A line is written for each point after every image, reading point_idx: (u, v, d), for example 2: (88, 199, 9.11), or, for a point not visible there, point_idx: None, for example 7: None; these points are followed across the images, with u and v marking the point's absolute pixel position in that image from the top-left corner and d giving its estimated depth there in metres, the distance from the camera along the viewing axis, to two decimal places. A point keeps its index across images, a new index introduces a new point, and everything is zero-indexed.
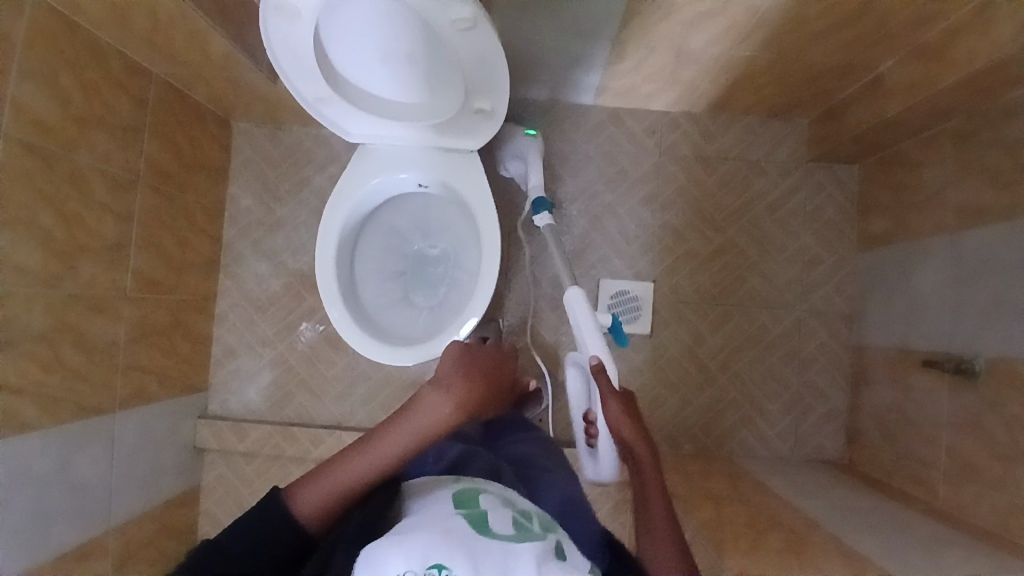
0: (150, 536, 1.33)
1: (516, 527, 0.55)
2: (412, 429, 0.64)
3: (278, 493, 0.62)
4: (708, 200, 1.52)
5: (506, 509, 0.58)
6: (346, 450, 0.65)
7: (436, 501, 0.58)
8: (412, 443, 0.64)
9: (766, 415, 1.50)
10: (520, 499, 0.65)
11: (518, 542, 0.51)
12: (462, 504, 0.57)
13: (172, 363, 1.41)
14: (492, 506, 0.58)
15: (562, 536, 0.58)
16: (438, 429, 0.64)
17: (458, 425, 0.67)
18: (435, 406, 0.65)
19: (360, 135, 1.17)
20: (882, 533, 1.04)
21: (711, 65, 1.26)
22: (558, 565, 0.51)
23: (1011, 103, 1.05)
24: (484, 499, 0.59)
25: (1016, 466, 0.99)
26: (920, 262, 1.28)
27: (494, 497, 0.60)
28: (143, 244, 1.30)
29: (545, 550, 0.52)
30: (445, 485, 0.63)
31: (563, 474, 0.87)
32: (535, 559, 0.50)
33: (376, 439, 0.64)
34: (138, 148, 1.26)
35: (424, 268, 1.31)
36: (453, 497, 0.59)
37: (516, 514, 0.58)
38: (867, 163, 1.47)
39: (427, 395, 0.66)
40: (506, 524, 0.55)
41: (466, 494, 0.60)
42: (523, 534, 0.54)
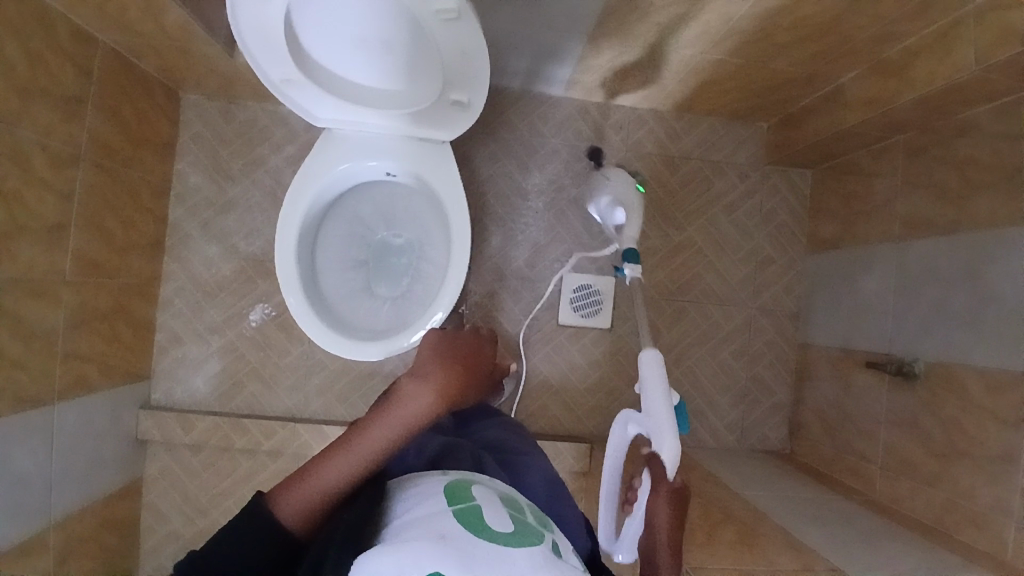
0: (90, 532, 1.27)
1: (513, 524, 0.55)
2: (394, 422, 0.64)
3: (261, 496, 0.60)
4: (669, 199, 1.55)
5: (500, 504, 0.58)
6: (327, 449, 0.63)
7: (428, 493, 0.58)
8: (394, 437, 0.64)
9: (716, 408, 1.55)
10: (508, 489, 0.66)
11: (516, 543, 0.51)
12: (455, 499, 0.56)
13: (115, 350, 1.34)
14: (485, 500, 0.57)
15: (558, 534, 0.59)
16: (419, 421, 0.65)
17: (440, 415, 0.67)
18: (418, 397, 0.65)
19: (328, 120, 1.13)
20: (827, 525, 1.10)
21: (682, 68, 1.28)
22: (555, 563, 0.51)
23: (964, 122, 1.11)
24: (477, 491, 0.59)
25: (951, 464, 1.07)
26: (866, 268, 1.35)
27: (486, 489, 0.60)
28: (85, 224, 1.22)
29: (543, 550, 0.52)
30: (434, 475, 0.63)
31: (539, 460, 0.89)
32: (532, 559, 0.50)
33: (358, 435, 0.63)
34: (81, 122, 1.18)
35: (387, 258, 1.27)
36: (446, 489, 0.58)
37: (510, 509, 0.58)
38: (820, 169, 1.53)
39: (406, 387, 0.67)
40: (502, 522, 0.54)
41: (458, 485, 0.59)
42: (520, 532, 0.54)
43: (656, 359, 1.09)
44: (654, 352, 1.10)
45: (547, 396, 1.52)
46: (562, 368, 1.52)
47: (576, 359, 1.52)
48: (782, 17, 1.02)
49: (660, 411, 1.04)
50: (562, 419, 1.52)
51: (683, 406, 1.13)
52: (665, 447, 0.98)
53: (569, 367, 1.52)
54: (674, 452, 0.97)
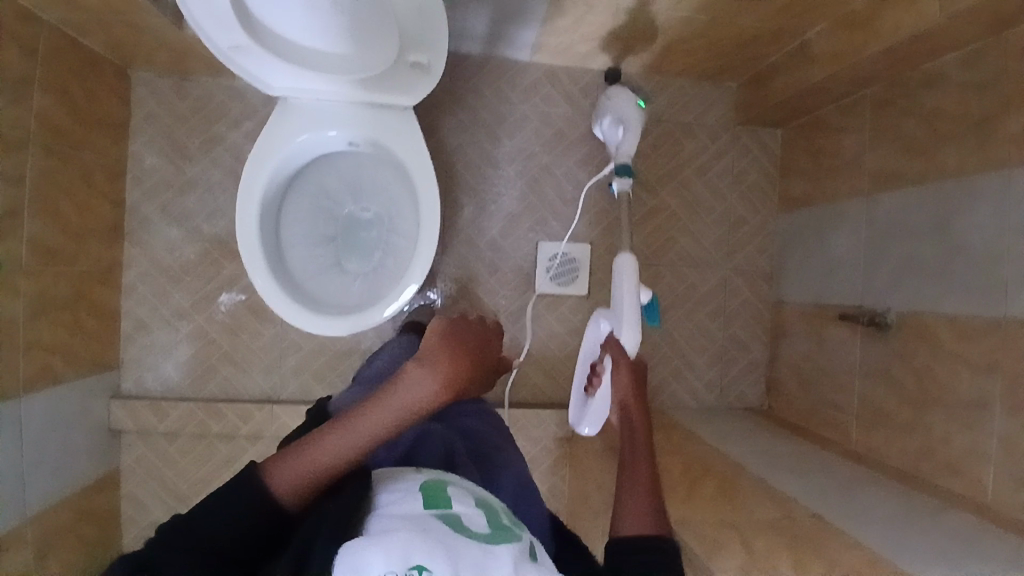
0: (67, 526, 1.25)
1: (491, 527, 0.54)
2: (395, 411, 0.60)
3: (254, 468, 0.59)
4: (642, 161, 1.54)
5: (476, 505, 0.57)
6: (327, 426, 0.61)
7: (406, 492, 0.56)
8: (392, 425, 0.60)
9: (694, 369, 1.56)
10: (482, 490, 0.65)
11: (495, 543, 0.51)
12: (434, 500, 0.55)
13: (79, 340, 1.30)
14: (462, 501, 0.56)
15: (532, 536, 0.59)
16: (421, 411, 0.61)
17: (444, 405, 0.63)
18: (423, 387, 0.61)
19: (282, 90, 1.08)
20: (805, 475, 1.12)
21: (648, 28, 1.26)
22: (536, 566, 0.51)
23: (929, 72, 1.12)
24: (454, 492, 0.57)
25: (925, 411, 1.10)
26: (837, 223, 1.36)
27: (462, 491, 0.59)
28: (39, 210, 1.18)
29: (522, 551, 0.52)
30: (411, 475, 0.62)
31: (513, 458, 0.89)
32: (513, 558, 0.50)
33: (358, 416, 0.61)
34: (26, 103, 1.13)
35: (357, 233, 1.24)
36: (423, 490, 0.57)
37: (486, 510, 0.57)
38: (789, 126, 1.53)
39: (411, 371, 0.62)
40: (480, 524, 0.54)
41: (434, 485, 0.58)
42: (498, 534, 0.53)
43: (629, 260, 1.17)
44: (628, 254, 1.16)
45: (527, 365, 1.51)
46: (541, 337, 1.52)
47: (555, 328, 1.52)
48: None
49: (626, 306, 1.15)
50: (543, 388, 1.52)
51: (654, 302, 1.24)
52: (627, 333, 1.13)
53: (548, 336, 1.52)
54: (635, 336, 1.13)
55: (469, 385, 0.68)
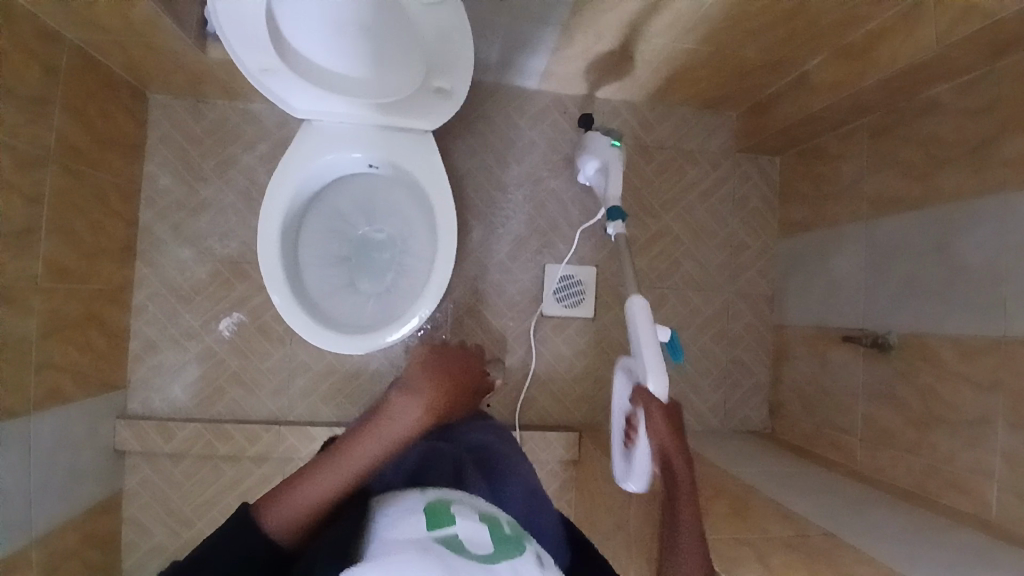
0: (69, 548, 1.23)
1: (496, 549, 0.49)
2: (385, 437, 0.59)
3: (246, 510, 0.58)
4: (646, 187, 1.58)
5: (482, 524, 0.52)
6: (314, 462, 0.60)
7: (407, 513, 0.51)
8: (385, 452, 0.59)
9: (699, 391, 1.58)
10: (489, 505, 0.60)
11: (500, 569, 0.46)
12: (437, 519, 0.50)
13: (89, 358, 1.30)
14: (468, 520, 0.52)
15: (543, 554, 0.54)
16: (412, 436, 0.61)
17: (431, 429, 0.63)
18: (410, 411, 0.61)
19: (306, 112, 1.10)
20: (814, 494, 1.13)
21: (655, 57, 1.31)
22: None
23: (926, 101, 1.17)
24: (457, 509, 0.53)
25: (930, 430, 1.12)
26: (837, 247, 1.40)
27: (467, 508, 0.54)
28: (55, 228, 1.19)
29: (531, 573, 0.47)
30: (410, 492, 0.55)
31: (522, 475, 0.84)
32: None
33: (346, 448, 0.59)
34: (47, 123, 1.15)
35: (369, 253, 1.25)
36: (426, 510, 0.52)
37: (493, 529, 0.52)
38: (788, 154, 1.58)
39: (397, 400, 0.62)
40: (484, 542, 0.50)
41: (436, 503, 0.53)
42: (504, 551, 0.49)
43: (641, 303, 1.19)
44: (639, 296, 1.20)
45: (534, 387, 1.52)
46: (548, 359, 1.53)
47: (561, 349, 1.53)
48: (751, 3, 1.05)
49: (647, 347, 1.11)
50: (550, 410, 1.53)
51: (675, 338, 1.19)
52: (654, 378, 1.06)
53: (555, 358, 1.53)
54: (663, 382, 1.06)
55: (449, 410, 0.68)
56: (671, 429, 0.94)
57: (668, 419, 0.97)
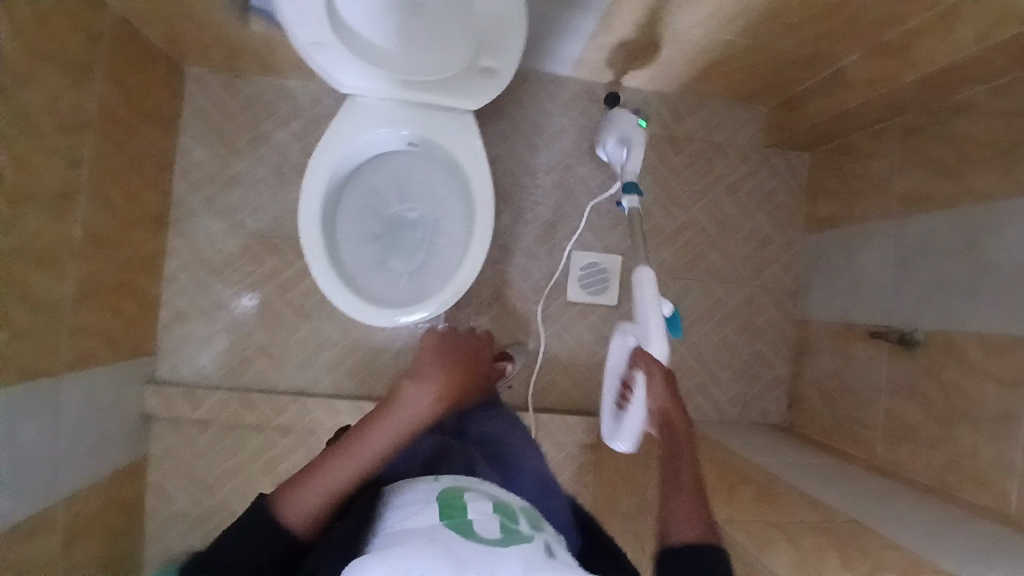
0: (95, 511, 1.25)
1: (502, 531, 0.55)
2: (397, 426, 0.63)
3: (262, 502, 0.61)
4: (673, 178, 1.59)
5: (493, 511, 0.57)
6: (328, 452, 0.63)
7: (422, 501, 0.57)
8: (395, 439, 0.63)
9: (718, 382, 1.59)
10: (500, 489, 0.64)
11: (504, 547, 0.52)
12: (450, 510, 0.55)
13: (120, 325, 1.31)
14: (479, 508, 0.57)
15: (550, 534, 0.60)
16: (422, 422, 0.64)
17: (442, 414, 0.66)
18: (420, 399, 0.63)
19: (351, 87, 1.11)
20: (837, 483, 1.15)
21: (691, 47, 1.31)
22: (546, 563, 0.52)
23: (960, 102, 1.17)
24: (470, 498, 0.58)
25: (952, 425, 1.13)
26: (864, 243, 1.40)
27: (478, 494, 0.59)
28: (93, 194, 1.20)
29: (532, 553, 0.53)
30: (425, 482, 0.60)
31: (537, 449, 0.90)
32: (522, 563, 0.51)
33: (359, 438, 0.63)
34: (88, 89, 1.16)
35: (402, 232, 1.25)
36: (440, 498, 0.57)
37: (502, 515, 0.57)
38: (817, 151, 1.59)
39: (406, 386, 0.64)
40: (493, 531, 0.55)
41: (452, 492, 0.58)
42: (510, 540, 0.54)
43: (648, 273, 1.18)
44: (646, 267, 1.17)
45: (556, 371, 1.54)
46: (570, 344, 1.54)
47: (584, 335, 1.54)
48: None
49: (651, 316, 1.12)
50: (570, 395, 1.54)
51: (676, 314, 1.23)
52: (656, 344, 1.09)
53: (578, 344, 1.54)
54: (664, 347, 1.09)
55: (462, 395, 0.70)
56: (664, 381, 0.90)
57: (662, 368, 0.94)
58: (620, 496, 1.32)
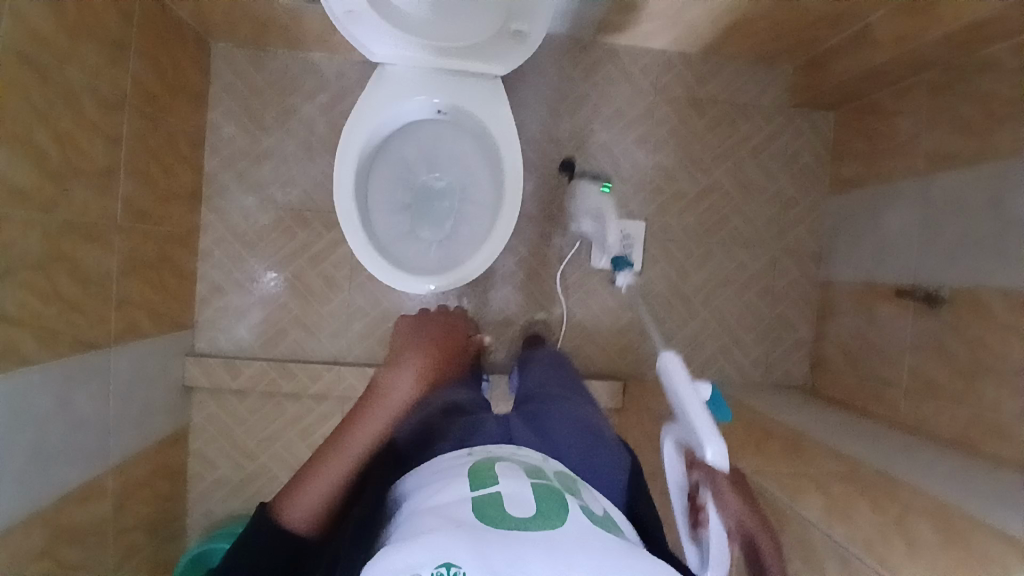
0: (143, 475, 1.30)
1: (534, 510, 0.50)
2: (388, 408, 0.67)
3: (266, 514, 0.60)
4: (696, 142, 1.59)
5: (525, 484, 0.53)
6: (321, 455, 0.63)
7: (450, 475, 0.54)
8: (392, 418, 0.66)
9: (741, 345, 1.61)
10: (536, 459, 0.62)
11: (531, 530, 0.47)
12: (479, 480, 0.53)
13: (161, 298, 1.35)
14: (509, 478, 0.54)
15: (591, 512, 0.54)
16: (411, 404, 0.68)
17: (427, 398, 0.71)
18: (402, 386, 0.70)
19: (382, 57, 1.13)
20: (862, 438, 1.17)
21: (715, 8, 1.31)
22: (581, 546, 0.47)
23: (985, 58, 1.17)
24: (502, 473, 0.54)
25: (976, 380, 1.14)
26: (889, 202, 1.41)
27: (510, 464, 0.57)
28: (131, 171, 1.24)
29: (563, 535, 0.47)
30: (458, 458, 0.58)
31: (575, 406, 0.87)
32: (550, 547, 0.46)
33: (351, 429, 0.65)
34: (123, 66, 1.18)
35: (430, 201, 1.28)
36: (469, 470, 0.54)
37: (536, 489, 0.53)
38: (842, 110, 1.58)
39: (387, 384, 0.71)
40: (524, 496, 0.52)
41: (483, 467, 0.55)
42: (543, 508, 0.51)
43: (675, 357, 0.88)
44: (670, 349, 0.90)
45: (581, 336, 1.57)
46: (595, 310, 1.57)
47: (609, 301, 1.57)
48: None
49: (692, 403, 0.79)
50: (595, 360, 1.57)
51: (720, 390, 0.87)
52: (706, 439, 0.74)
53: (602, 309, 1.57)
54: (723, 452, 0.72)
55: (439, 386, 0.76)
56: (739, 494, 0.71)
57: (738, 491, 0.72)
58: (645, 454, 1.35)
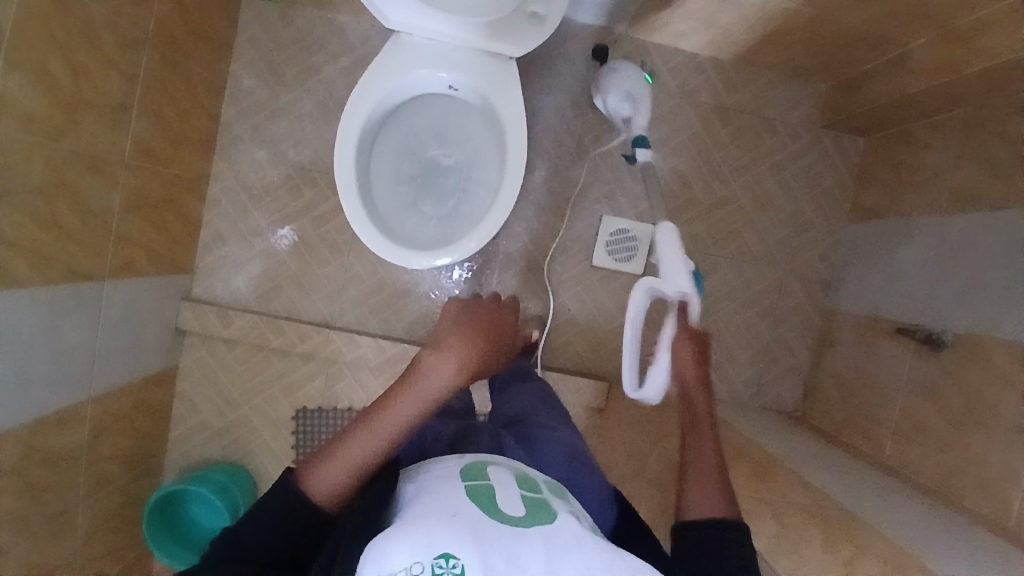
0: (125, 410, 1.33)
1: (525, 506, 0.54)
2: (422, 395, 0.62)
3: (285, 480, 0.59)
4: (717, 150, 1.56)
5: (514, 485, 0.57)
6: (350, 427, 0.62)
7: (445, 476, 0.58)
8: (425, 409, 0.62)
9: (734, 363, 1.58)
10: (524, 467, 0.65)
11: (524, 524, 0.51)
12: (471, 478, 0.57)
13: (162, 240, 1.37)
14: (499, 476, 0.58)
15: (572, 508, 0.59)
16: (448, 393, 0.63)
17: (469, 383, 0.66)
18: (446, 371, 0.63)
19: (398, 24, 1.11)
20: (837, 474, 1.14)
21: (751, 14, 1.26)
22: (570, 537, 0.51)
23: (1021, 100, 1.10)
24: (494, 474, 0.58)
25: (966, 431, 1.10)
26: (906, 237, 1.36)
27: (500, 467, 0.61)
28: (145, 109, 1.24)
29: (553, 526, 0.51)
30: (450, 459, 0.62)
31: (554, 428, 0.88)
32: (544, 540, 0.50)
33: (383, 408, 0.62)
34: (147, 5, 1.19)
35: (436, 176, 1.28)
36: (462, 468, 0.59)
37: (524, 489, 0.57)
38: (871, 136, 1.53)
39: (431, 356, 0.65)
40: (515, 496, 0.55)
41: (476, 469, 0.59)
42: (532, 505, 0.54)
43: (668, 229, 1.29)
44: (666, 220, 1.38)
45: (573, 333, 1.55)
46: (591, 307, 1.55)
47: (605, 300, 1.55)
48: None
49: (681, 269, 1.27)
50: (584, 357, 1.55)
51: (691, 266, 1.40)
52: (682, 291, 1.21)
53: (599, 307, 1.55)
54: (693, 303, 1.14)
55: (484, 367, 0.70)
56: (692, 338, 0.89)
57: (694, 348, 0.86)
58: (618, 458, 1.34)
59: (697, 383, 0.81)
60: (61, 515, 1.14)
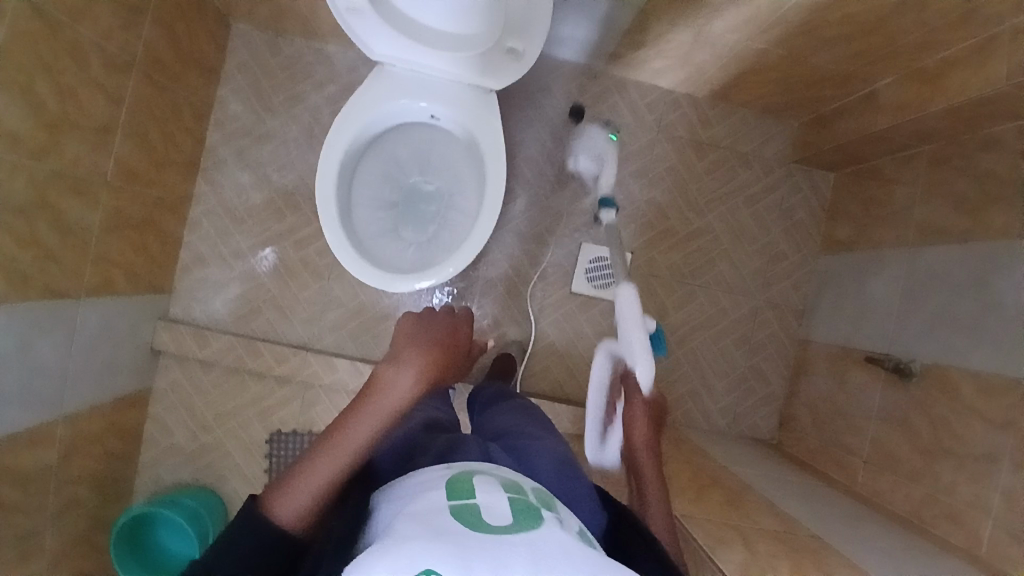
0: (97, 431, 1.31)
1: (512, 513, 0.51)
2: (380, 412, 0.62)
3: (253, 506, 0.58)
4: (693, 182, 1.59)
5: (500, 493, 0.54)
6: (311, 450, 0.61)
7: (427, 489, 0.54)
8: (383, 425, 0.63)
9: (710, 392, 1.60)
10: (510, 473, 0.61)
11: (510, 532, 0.48)
12: (455, 490, 0.53)
13: (141, 260, 1.37)
14: (485, 486, 0.54)
15: (561, 515, 0.56)
16: (406, 407, 0.64)
17: (425, 395, 0.67)
18: (401, 384, 0.64)
19: (381, 57, 1.14)
20: (808, 502, 1.15)
21: (725, 53, 1.31)
22: (559, 546, 0.48)
23: (988, 137, 1.15)
24: (478, 484, 0.55)
25: (936, 460, 1.12)
26: (876, 269, 1.39)
27: (486, 477, 0.57)
28: (130, 131, 1.26)
29: (542, 534, 0.48)
30: (435, 469, 0.58)
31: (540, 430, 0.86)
32: (531, 547, 0.47)
33: (341, 430, 0.62)
34: (137, 30, 1.21)
35: (416, 203, 1.31)
36: (446, 482, 0.55)
37: (511, 496, 0.54)
38: (841, 173, 1.58)
39: (386, 371, 0.65)
40: (501, 506, 0.52)
41: (460, 481, 0.55)
42: (518, 513, 0.51)
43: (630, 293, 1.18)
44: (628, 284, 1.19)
45: (551, 360, 1.56)
46: (569, 334, 1.56)
47: (583, 327, 1.57)
48: (829, 11, 1.06)
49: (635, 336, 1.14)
50: (561, 384, 1.56)
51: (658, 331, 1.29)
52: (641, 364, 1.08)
53: (577, 334, 1.57)
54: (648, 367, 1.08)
55: (439, 381, 0.71)
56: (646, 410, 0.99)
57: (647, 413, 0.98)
58: None
59: (645, 442, 0.91)
60: (29, 539, 1.11)
